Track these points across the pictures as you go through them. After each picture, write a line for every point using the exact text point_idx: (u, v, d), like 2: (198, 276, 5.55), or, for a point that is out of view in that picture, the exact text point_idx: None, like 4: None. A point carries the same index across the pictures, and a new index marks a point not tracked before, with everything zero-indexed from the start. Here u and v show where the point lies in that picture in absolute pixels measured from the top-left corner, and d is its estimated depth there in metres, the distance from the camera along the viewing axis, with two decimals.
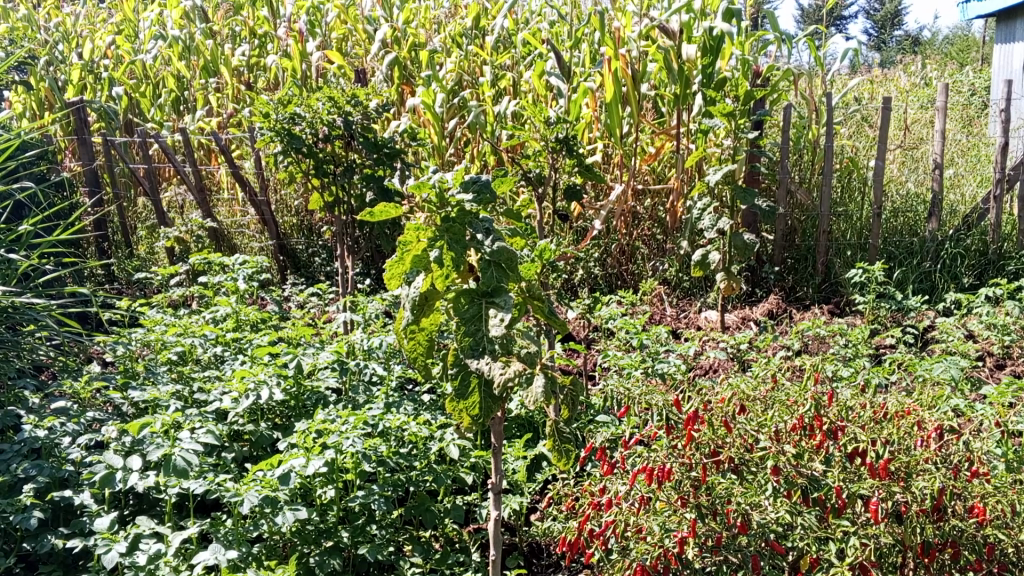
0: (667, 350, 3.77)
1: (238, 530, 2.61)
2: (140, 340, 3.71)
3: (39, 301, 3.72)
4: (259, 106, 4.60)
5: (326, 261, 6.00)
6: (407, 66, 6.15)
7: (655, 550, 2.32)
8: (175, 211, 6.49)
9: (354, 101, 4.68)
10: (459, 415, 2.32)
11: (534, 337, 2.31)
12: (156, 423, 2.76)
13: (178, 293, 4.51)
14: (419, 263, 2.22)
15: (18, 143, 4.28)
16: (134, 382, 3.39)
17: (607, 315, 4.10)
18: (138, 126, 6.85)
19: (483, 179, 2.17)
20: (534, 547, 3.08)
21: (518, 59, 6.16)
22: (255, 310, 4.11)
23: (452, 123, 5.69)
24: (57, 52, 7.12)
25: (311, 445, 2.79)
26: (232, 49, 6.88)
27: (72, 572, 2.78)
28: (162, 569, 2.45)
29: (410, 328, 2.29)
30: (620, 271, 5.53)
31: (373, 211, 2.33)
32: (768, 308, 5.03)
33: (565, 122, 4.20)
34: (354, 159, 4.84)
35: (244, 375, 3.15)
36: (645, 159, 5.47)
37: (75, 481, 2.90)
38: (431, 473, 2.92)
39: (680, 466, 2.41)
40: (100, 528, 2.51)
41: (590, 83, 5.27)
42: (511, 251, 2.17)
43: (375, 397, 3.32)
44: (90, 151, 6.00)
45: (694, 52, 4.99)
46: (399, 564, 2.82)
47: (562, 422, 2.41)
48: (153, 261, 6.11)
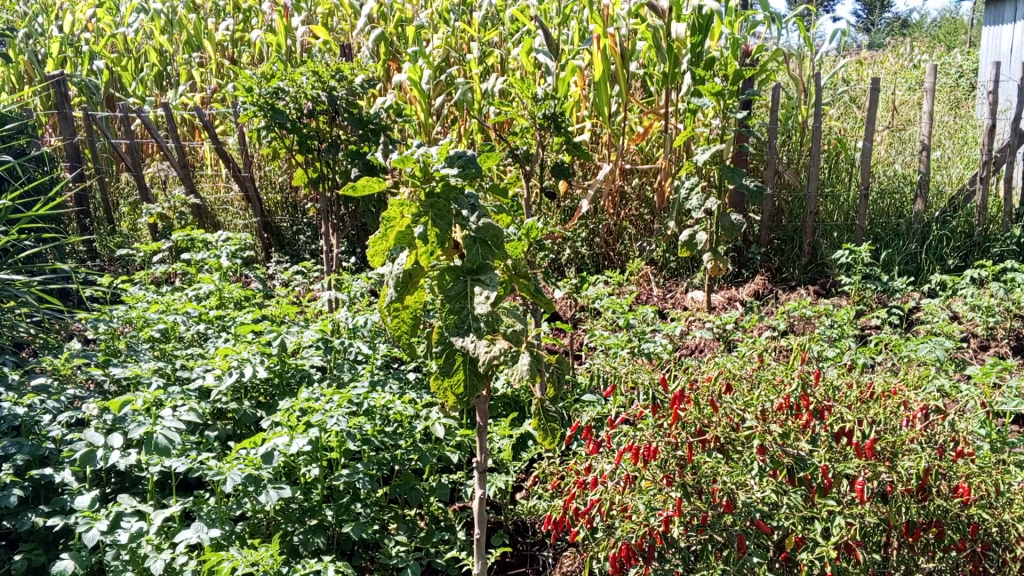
0: (654, 330, 3.76)
1: (221, 508, 2.58)
2: (122, 317, 3.67)
3: (18, 278, 3.65)
4: (242, 80, 4.52)
5: (311, 239, 5.96)
6: (394, 42, 6.09)
7: (640, 529, 2.31)
8: (159, 187, 6.40)
9: (338, 75, 4.62)
10: (444, 394, 2.27)
11: (521, 315, 2.26)
12: (137, 401, 2.73)
13: (160, 270, 4.44)
14: (404, 239, 2.18)
15: None
16: (115, 359, 3.34)
17: (594, 295, 4.07)
18: (120, 100, 6.75)
19: (469, 153, 2.11)
20: (519, 525, 3.09)
21: (505, 37, 6.13)
22: (238, 287, 4.07)
23: (439, 100, 5.62)
24: (37, 25, 6.99)
25: (294, 424, 2.77)
26: (216, 23, 6.79)
27: (53, 550, 2.76)
28: (144, 548, 2.43)
29: (394, 306, 2.25)
30: (607, 251, 5.49)
31: (357, 185, 2.28)
32: (754, 289, 5.03)
33: (554, 98, 4.15)
34: (339, 135, 4.79)
35: (228, 353, 3.14)
36: (633, 139, 5.44)
37: (56, 459, 2.88)
38: (416, 451, 2.95)
39: (667, 444, 2.40)
40: (80, 506, 2.49)
41: (579, 61, 5.23)
42: (497, 227, 2.14)
43: (359, 376, 3.31)
44: (71, 126, 5.87)
45: (684, 31, 4.95)
46: (384, 543, 2.80)
47: (548, 400, 2.38)
48: (137, 238, 6.02)
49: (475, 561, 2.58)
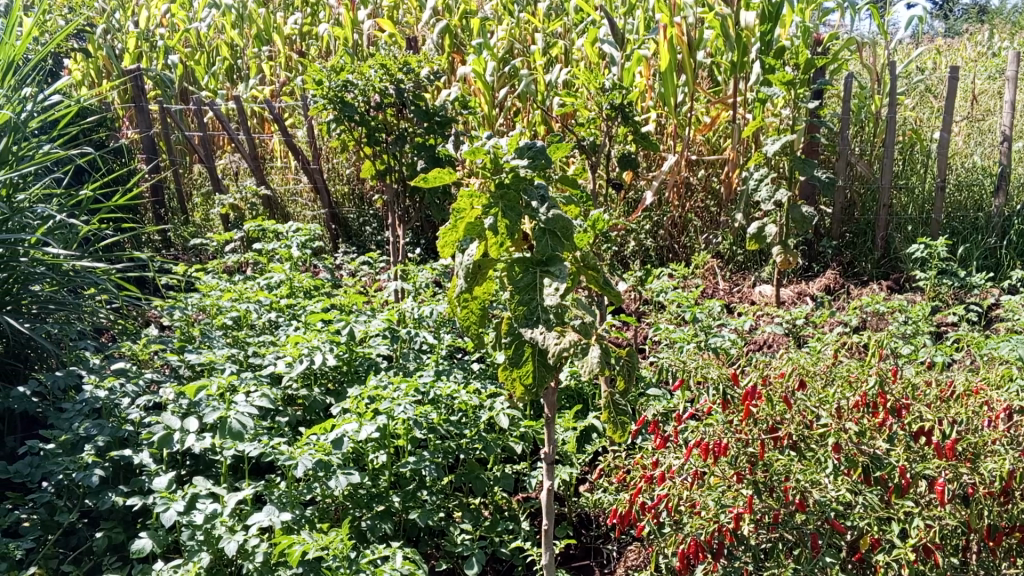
0: (722, 325, 3.70)
1: (292, 492, 2.62)
2: (196, 305, 3.78)
3: (100, 265, 3.77)
4: (312, 73, 4.60)
5: (376, 230, 6.03)
6: (458, 34, 6.12)
7: (710, 526, 2.29)
8: (230, 178, 6.55)
9: (406, 68, 4.66)
10: (512, 385, 2.25)
11: (590, 307, 2.25)
12: (212, 386, 2.80)
13: (232, 259, 4.55)
14: (473, 230, 2.17)
15: (77, 108, 4.31)
16: (190, 346, 3.44)
17: (659, 288, 4.03)
18: (193, 94, 6.92)
19: (539, 144, 2.11)
20: (583, 518, 3.07)
21: (570, 27, 6.11)
22: (308, 277, 4.16)
23: (503, 92, 5.62)
24: (115, 21, 7.22)
25: (363, 411, 2.82)
26: (285, 17, 6.92)
27: (132, 529, 2.88)
28: (219, 529, 2.52)
29: (463, 296, 2.24)
30: (671, 244, 5.43)
31: (429, 175, 2.28)
32: (825, 283, 4.92)
33: (622, 88, 4.11)
34: (406, 127, 4.83)
35: (299, 341, 3.22)
36: (699, 130, 5.37)
37: (135, 441, 2.99)
38: (481, 441, 2.97)
39: (738, 441, 2.34)
40: (158, 487, 2.56)
41: (645, 51, 5.18)
42: (568, 218, 2.10)
43: (424, 365, 3.40)
44: (148, 118, 6.04)
45: (753, 19, 4.90)
46: (449, 531, 2.85)
47: (618, 393, 2.34)
48: (209, 228, 6.18)
49: (541, 554, 2.54)
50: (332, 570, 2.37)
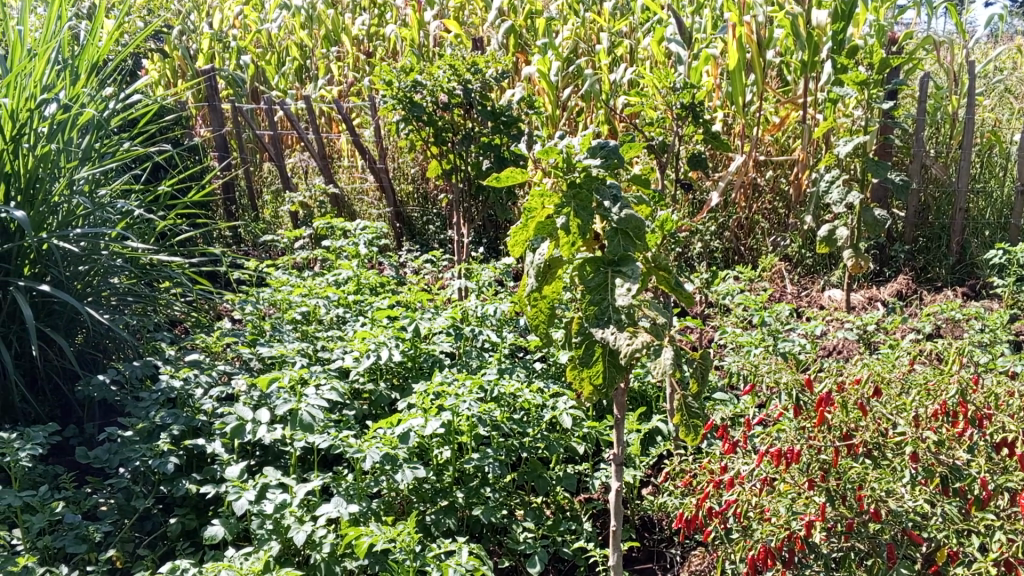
0: (791, 329, 3.63)
1: (359, 485, 2.69)
2: (268, 299, 3.91)
3: (176, 259, 3.89)
4: (382, 74, 4.68)
5: (440, 229, 6.09)
6: (523, 34, 6.14)
7: (780, 533, 2.22)
8: (299, 176, 6.68)
9: (474, 69, 4.69)
10: (580, 384, 2.25)
11: (662, 308, 2.22)
12: (284, 379, 2.90)
13: (302, 256, 4.65)
14: (544, 231, 2.19)
15: (157, 107, 4.45)
16: (261, 339, 3.54)
17: (725, 291, 3.97)
18: (264, 93, 7.08)
19: (612, 144, 2.10)
20: (646, 520, 3.05)
21: (636, 26, 6.08)
22: (374, 274, 4.23)
23: (567, 92, 5.61)
24: (191, 22, 7.43)
25: (428, 407, 2.85)
26: (353, 18, 7.03)
27: (205, 516, 2.98)
28: (287, 518, 2.57)
29: (532, 295, 2.24)
30: (738, 246, 5.34)
31: (501, 175, 2.30)
32: (897, 289, 4.79)
33: (692, 87, 4.08)
34: (473, 127, 4.85)
35: (366, 336, 3.30)
36: (768, 130, 5.28)
37: (208, 431, 3.09)
38: (543, 440, 2.98)
39: (810, 448, 2.32)
40: (231, 475, 2.66)
41: (713, 50, 5.12)
42: (639, 218, 2.08)
43: (487, 364, 3.43)
44: (221, 117, 6.19)
45: (825, 18, 4.85)
46: (512, 529, 2.86)
47: (691, 395, 2.29)
48: (278, 225, 6.32)
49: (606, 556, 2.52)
50: (399, 561, 2.42)
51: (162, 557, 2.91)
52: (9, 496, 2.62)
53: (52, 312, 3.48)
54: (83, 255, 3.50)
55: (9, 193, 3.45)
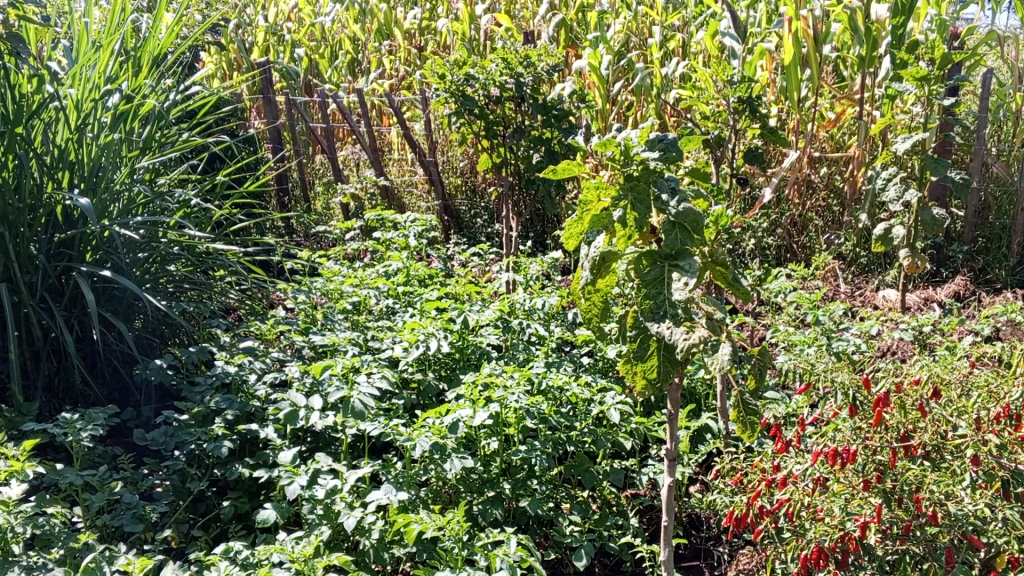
0: (844, 329, 3.57)
1: (408, 473, 2.74)
2: (321, 289, 3.97)
3: (231, 248, 3.98)
4: (435, 67, 4.73)
5: (488, 223, 6.12)
6: (574, 28, 6.13)
7: (835, 533, 2.23)
8: (351, 169, 6.76)
9: (526, 62, 4.70)
10: (633, 378, 2.25)
11: (718, 303, 2.22)
12: (337, 366, 2.97)
13: (353, 247, 4.72)
14: (600, 223, 2.19)
15: (215, 98, 4.54)
16: (314, 328, 3.62)
17: (777, 289, 3.87)
18: (317, 86, 7.18)
19: (671, 136, 2.09)
20: (693, 518, 3.03)
21: (689, 20, 6.04)
22: (424, 266, 4.27)
23: (618, 86, 5.56)
24: (247, 16, 7.56)
25: (476, 398, 2.89)
26: (405, 12, 7.08)
27: (257, 499, 3.04)
28: (338, 504, 2.62)
29: (587, 288, 2.25)
30: (790, 244, 5.27)
31: (557, 168, 2.30)
32: (954, 289, 4.68)
33: (749, 81, 4.02)
34: (524, 121, 4.87)
35: (415, 327, 3.34)
36: (823, 126, 5.19)
37: (261, 416, 3.14)
38: (591, 434, 2.97)
39: (866, 448, 2.29)
40: (284, 461, 2.72)
41: (768, 44, 5.05)
42: (698, 212, 2.04)
43: (535, 357, 3.44)
44: (276, 110, 6.29)
45: (886, 12, 4.71)
46: (559, 521, 2.87)
47: (748, 393, 2.27)
48: (329, 217, 6.41)
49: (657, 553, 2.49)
50: (448, 549, 2.45)
51: (216, 539, 2.98)
52: (70, 475, 2.70)
53: (113, 298, 3.55)
54: (144, 244, 3.57)
55: (73, 180, 3.54)
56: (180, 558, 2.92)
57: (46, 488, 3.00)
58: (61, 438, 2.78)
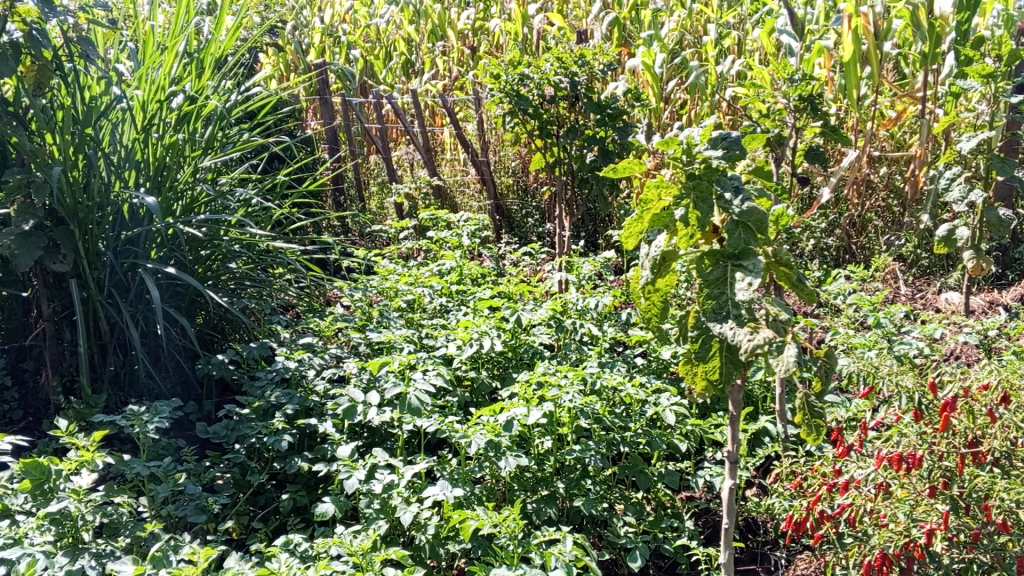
0: (907, 332, 3.49)
1: (463, 470, 2.75)
2: (377, 287, 4.02)
3: (290, 246, 4.07)
4: (491, 68, 4.77)
5: (539, 223, 6.16)
6: (628, 26, 6.10)
7: (900, 540, 2.20)
8: (405, 169, 6.84)
9: (581, 61, 4.68)
10: (693, 379, 2.24)
11: (784, 305, 2.20)
12: (393, 363, 2.99)
13: (408, 245, 4.76)
14: (661, 221, 2.17)
15: (275, 99, 4.63)
16: (370, 325, 3.67)
17: (837, 290, 3.82)
18: (372, 87, 7.27)
19: (734, 134, 2.07)
20: (750, 522, 3.00)
21: (745, 18, 5.98)
22: (477, 265, 4.29)
23: (673, 85, 5.52)
24: (304, 18, 7.68)
25: (530, 397, 2.90)
26: (458, 13, 7.13)
27: (315, 493, 3.10)
28: (395, 499, 2.65)
29: (646, 288, 2.24)
30: (850, 245, 5.18)
31: (617, 166, 2.29)
32: (1021, 293, 4.55)
33: (810, 79, 3.95)
34: (579, 120, 4.85)
35: (469, 325, 3.37)
36: (883, 124, 5.08)
37: (319, 412, 3.19)
38: (645, 436, 2.96)
39: (932, 455, 2.28)
40: (343, 455, 2.76)
41: (827, 41, 4.96)
42: (762, 210, 2.02)
43: (588, 357, 3.44)
44: (332, 110, 6.38)
45: (949, 8, 4.59)
46: (613, 522, 2.85)
47: (813, 396, 2.24)
48: (383, 217, 6.48)
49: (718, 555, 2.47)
50: (504, 547, 2.46)
51: (275, 531, 3.05)
52: (136, 466, 2.76)
53: (176, 294, 3.64)
54: (207, 241, 3.67)
55: (139, 179, 3.64)
56: (241, 548, 2.99)
57: (114, 479, 3.09)
58: (129, 429, 2.85)
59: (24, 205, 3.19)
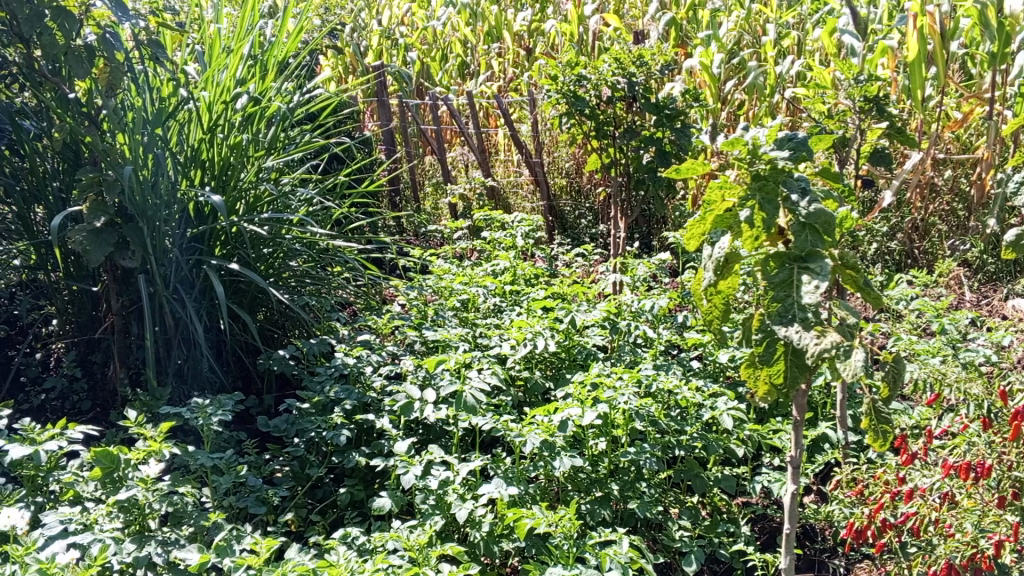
0: (973, 339, 3.41)
1: (518, 469, 2.77)
2: (432, 286, 4.07)
3: (350, 245, 4.14)
4: (548, 69, 4.77)
5: (592, 224, 6.13)
6: (685, 26, 6.06)
7: (968, 550, 2.17)
8: (459, 170, 6.88)
9: (639, 61, 4.66)
10: (755, 383, 2.24)
11: (851, 308, 2.18)
12: (450, 361, 3.04)
13: (463, 245, 4.80)
14: (724, 223, 2.18)
15: (336, 100, 4.72)
16: (426, 324, 3.72)
17: (899, 295, 3.75)
18: (427, 89, 7.33)
19: (801, 135, 2.05)
20: (807, 529, 2.95)
21: (805, 18, 5.90)
22: (530, 266, 4.31)
23: (731, 85, 5.46)
24: (362, 20, 7.78)
25: (585, 398, 2.90)
26: (514, 14, 7.16)
27: (371, 488, 3.15)
28: (450, 496, 2.68)
29: (709, 290, 2.24)
30: (912, 249, 5.07)
31: (681, 167, 2.29)
32: None
33: (876, 80, 3.88)
34: (636, 121, 4.84)
35: (523, 325, 3.39)
36: (949, 126, 4.96)
37: (376, 407, 3.24)
38: (701, 439, 2.93)
39: (1001, 464, 2.24)
40: (399, 450, 2.79)
41: (891, 41, 4.86)
42: (830, 212, 2.00)
43: (642, 359, 3.43)
44: (388, 112, 6.46)
45: (1020, 6, 4.48)
46: (668, 526, 2.84)
47: (880, 401, 2.21)
48: (437, 217, 6.54)
49: (779, 562, 2.43)
50: (559, 546, 2.47)
51: (333, 524, 3.10)
52: (200, 457, 2.83)
53: (240, 290, 3.73)
54: (269, 239, 3.76)
55: (204, 178, 3.74)
56: (299, 540, 3.05)
57: (178, 469, 3.17)
58: (193, 421, 2.93)
59: (96, 202, 3.30)
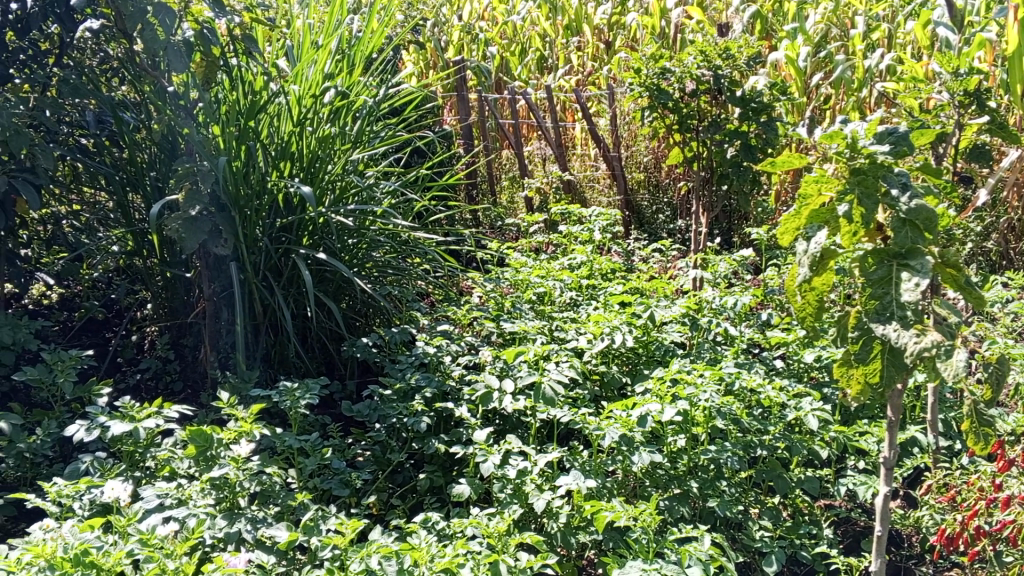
0: None
1: (596, 462, 2.81)
2: (511, 279, 4.11)
3: (430, 236, 4.21)
4: (632, 62, 4.75)
5: (669, 219, 6.08)
6: (770, 19, 5.94)
7: None
8: (536, 164, 6.90)
9: (725, 54, 4.59)
10: (849, 381, 2.23)
11: (951, 308, 2.14)
12: (529, 353, 3.07)
13: (541, 239, 4.82)
14: (819, 218, 2.13)
15: (419, 94, 4.79)
16: (504, 315, 3.76)
17: (995, 297, 3.61)
18: (506, 83, 7.37)
19: (902, 130, 2.04)
20: (893, 535, 2.88)
21: (897, 9, 5.72)
22: (608, 261, 4.29)
23: (817, 79, 5.34)
24: (443, 15, 7.86)
25: (664, 394, 2.89)
26: (595, 8, 7.14)
27: (450, 475, 3.20)
28: (529, 485, 2.71)
29: (802, 287, 2.22)
30: (1007, 251, 4.88)
31: (775, 159, 2.25)
32: None
33: (976, 73, 3.74)
34: (720, 115, 4.77)
35: (600, 320, 3.42)
36: None
37: (456, 397, 3.29)
38: (784, 439, 2.89)
39: None
40: (479, 438, 2.82)
41: (991, 33, 4.66)
42: (932, 208, 1.95)
43: (723, 356, 3.39)
44: (468, 106, 6.52)
45: None
46: (748, 525, 2.81)
47: (982, 404, 2.19)
48: (513, 211, 6.58)
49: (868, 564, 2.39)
50: (637, 540, 2.46)
51: (413, 510, 3.17)
52: (288, 439, 2.92)
53: (325, 279, 3.83)
54: (355, 230, 3.84)
55: (294, 170, 3.83)
56: (380, 523, 3.14)
57: (265, 450, 3.28)
58: (282, 404, 3.02)
59: (191, 191, 3.25)
